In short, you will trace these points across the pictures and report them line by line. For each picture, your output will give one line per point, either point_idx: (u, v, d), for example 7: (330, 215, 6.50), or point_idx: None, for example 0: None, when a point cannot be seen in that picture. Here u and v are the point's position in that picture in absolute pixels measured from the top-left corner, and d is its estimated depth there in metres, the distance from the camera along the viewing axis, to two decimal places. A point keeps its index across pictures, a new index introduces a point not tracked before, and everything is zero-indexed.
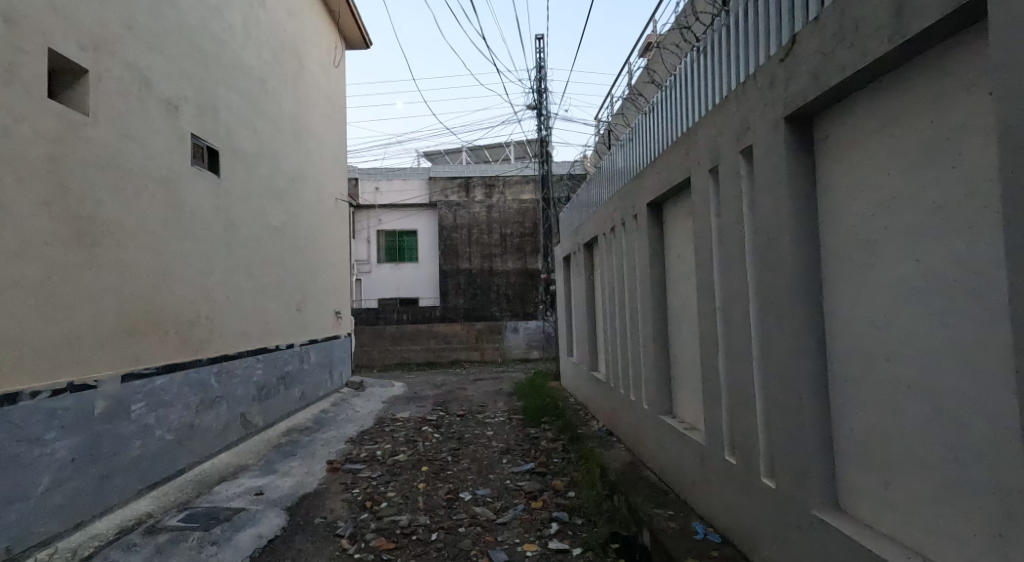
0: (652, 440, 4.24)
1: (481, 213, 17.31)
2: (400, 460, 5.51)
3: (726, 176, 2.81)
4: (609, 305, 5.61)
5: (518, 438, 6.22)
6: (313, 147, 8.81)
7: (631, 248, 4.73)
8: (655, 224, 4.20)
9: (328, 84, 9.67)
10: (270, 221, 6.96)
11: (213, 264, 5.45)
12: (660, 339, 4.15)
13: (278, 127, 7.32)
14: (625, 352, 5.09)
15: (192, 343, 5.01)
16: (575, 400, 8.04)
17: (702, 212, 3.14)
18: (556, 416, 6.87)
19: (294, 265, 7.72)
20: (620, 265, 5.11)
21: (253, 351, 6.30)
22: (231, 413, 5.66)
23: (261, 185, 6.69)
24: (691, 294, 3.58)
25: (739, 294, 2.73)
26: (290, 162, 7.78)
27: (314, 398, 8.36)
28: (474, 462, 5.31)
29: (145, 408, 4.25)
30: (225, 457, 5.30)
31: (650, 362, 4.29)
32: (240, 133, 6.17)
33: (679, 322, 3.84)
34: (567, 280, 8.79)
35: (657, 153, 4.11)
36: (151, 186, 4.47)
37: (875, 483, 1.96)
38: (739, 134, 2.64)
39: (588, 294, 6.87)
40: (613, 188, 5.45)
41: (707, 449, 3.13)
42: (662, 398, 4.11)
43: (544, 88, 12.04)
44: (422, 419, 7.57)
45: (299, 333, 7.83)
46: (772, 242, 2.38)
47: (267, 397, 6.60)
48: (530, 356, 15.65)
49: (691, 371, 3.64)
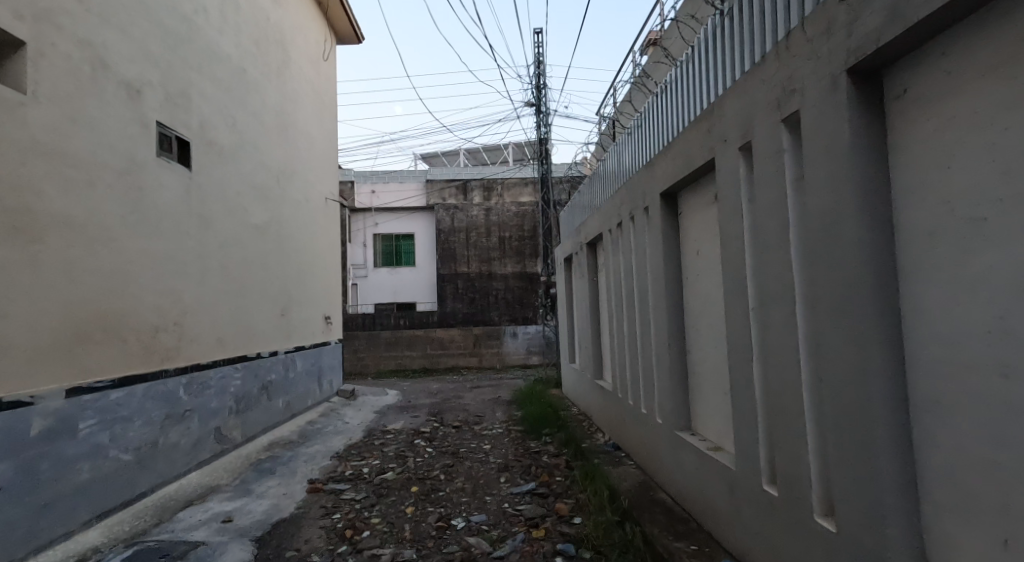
0: (668, 460, 3.77)
1: (479, 216, 16.86)
2: (388, 479, 5.03)
3: (762, 153, 2.35)
4: (616, 309, 5.15)
5: (517, 452, 5.75)
6: (300, 143, 8.36)
7: (641, 245, 4.27)
8: (670, 217, 3.74)
9: (317, 78, 9.21)
10: (251, 220, 6.50)
11: (183, 265, 4.99)
12: (675, 346, 3.69)
13: (259, 119, 6.85)
14: (634, 361, 4.63)
15: (157, 352, 4.55)
16: (577, 409, 7.57)
17: (731, 197, 2.68)
18: (559, 428, 6.40)
19: (278, 268, 7.26)
20: (628, 265, 4.65)
21: (230, 360, 5.83)
22: (204, 428, 5.19)
23: (240, 181, 6.23)
24: (715, 295, 3.12)
25: (781, 294, 2.27)
26: (275, 158, 7.32)
27: (301, 408, 7.89)
28: (469, 482, 4.84)
29: (96, 425, 3.80)
30: (194, 477, 4.84)
31: (664, 372, 3.83)
32: (216, 125, 5.71)
33: (700, 328, 3.38)
34: (569, 284, 8.33)
35: (671, 137, 3.65)
36: (107, 177, 4.02)
37: (981, 537, 1.51)
38: (780, 99, 2.19)
39: (593, 297, 6.41)
40: (620, 181, 4.98)
41: (739, 476, 2.67)
42: (679, 413, 3.65)
43: (543, 84, 11.59)
44: (415, 431, 7.10)
45: (283, 340, 7.36)
46: (829, 227, 1.92)
47: (246, 408, 6.13)
48: (530, 363, 15.16)
49: (716, 385, 3.17)
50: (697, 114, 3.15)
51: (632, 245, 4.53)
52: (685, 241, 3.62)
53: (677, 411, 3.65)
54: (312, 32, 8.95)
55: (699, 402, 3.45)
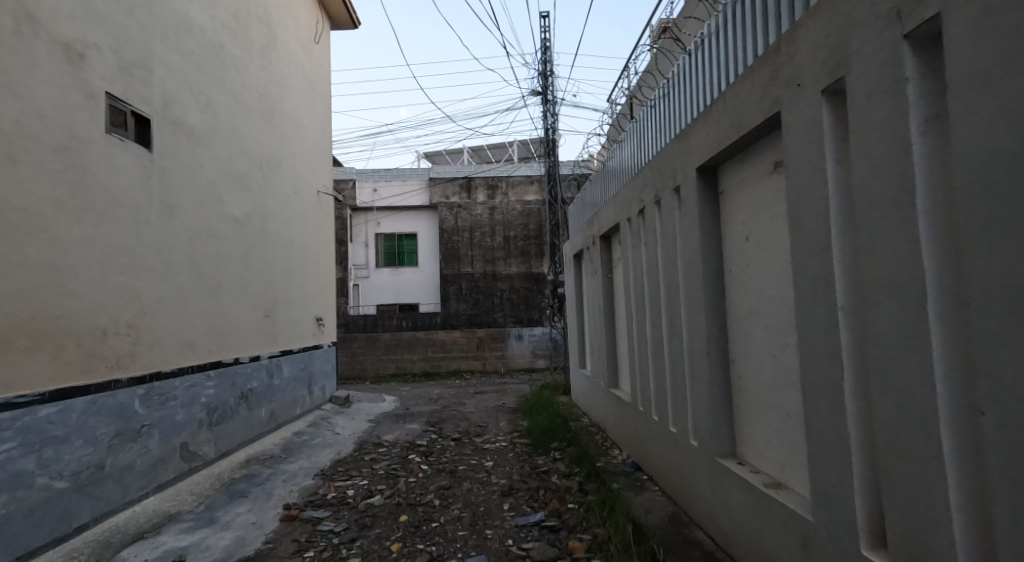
0: (707, 493, 3.11)
1: (483, 213, 16.21)
2: (374, 506, 4.38)
3: (865, 90, 1.70)
4: (636, 308, 4.49)
5: (522, 471, 5.09)
6: (288, 130, 7.74)
7: (669, 233, 3.60)
8: (709, 197, 3.09)
9: (308, 64, 8.61)
10: (229, 211, 5.87)
11: (142, 260, 4.37)
12: (716, 354, 3.03)
13: (240, 101, 6.22)
14: (659, 369, 3.98)
15: (105, 359, 3.92)
16: (588, 420, 6.92)
17: (808, 158, 2.02)
18: (568, 442, 5.75)
19: (261, 264, 6.63)
20: (652, 259, 3.99)
21: (201, 366, 5.21)
22: (166, 445, 4.55)
23: (215, 167, 5.60)
24: (777, 290, 2.46)
25: (895, 287, 1.61)
26: (258, 145, 6.70)
27: (287, 418, 7.26)
28: (467, 510, 4.19)
29: (19, 449, 3.18)
30: (152, 503, 4.21)
31: (701, 385, 3.18)
32: (186, 104, 5.09)
33: (752, 333, 2.73)
34: (579, 284, 7.67)
35: (709, 99, 3.00)
36: (36, 153, 3.40)
37: None
38: (901, 6, 1.54)
39: (606, 298, 5.75)
40: (641, 162, 4.32)
41: (818, 530, 2.02)
42: (722, 436, 2.99)
43: (549, 71, 10.94)
44: (410, 444, 6.46)
45: (266, 344, 6.74)
46: (1015, 178, 1.25)
47: (220, 420, 5.50)
48: (535, 367, 14.51)
49: (775, 405, 2.51)
50: (751, 61, 2.49)
51: (658, 234, 3.88)
52: (729, 226, 2.96)
53: (719, 433, 2.99)
54: (302, 12, 8.34)
55: (750, 424, 2.79)
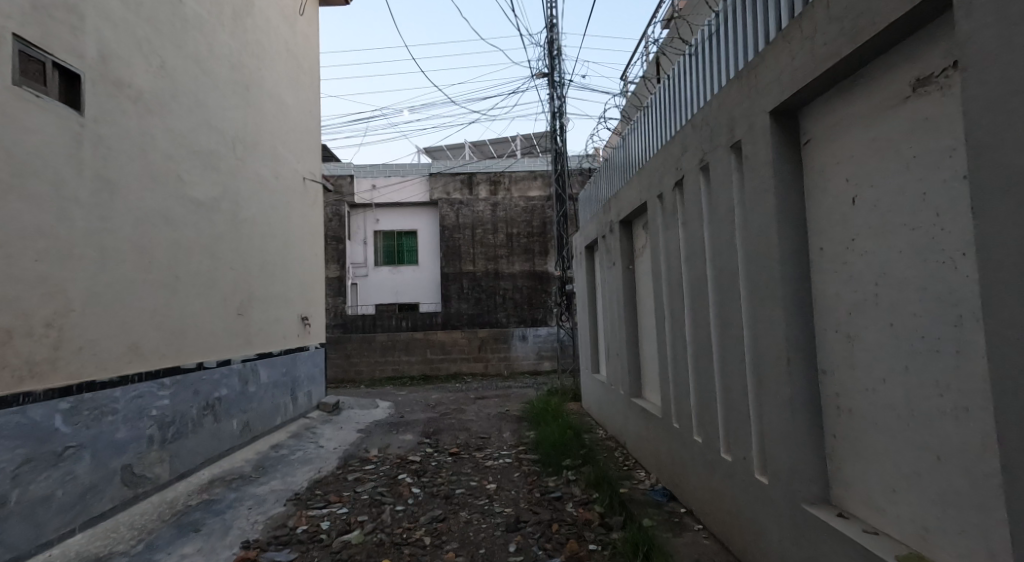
0: (783, 549, 2.32)
1: (484, 210, 15.41)
2: (351, 546, 3.58)
3: None
4: (671, 301, 3.70)
5: (530, 499, 4.29)
6: (268, 107, 6.95)
7: (722, 207, 2.80)
8: (788, 151, 2.29)
9: (292, 38, 7.81)
10: (192, 194, 5.10)
11: (68, 245, 3.61)
12: (798, 360, 2.23)
13: (206, 67, 5.43)
14: (704, 379, 3.18)
15: (8, 366, 3.17)
16: (603, 432, 6.12)
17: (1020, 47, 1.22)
18: (584, 462, 4.95)
19: (232, 257, 5.84)
20: (696, 242, 3.18)
21: (153, 374, 4.43)
22: (101, 469, 3.79)
23: (174, 141, 4.83)
24: (918, 271, 1.67)
25: None
26: (231, 121, 5.92)
27: (265, 429, 6.48)
28: (464, 553, 3.39)
29: None
30: (77, 542, 3.45)
31: (771, 402, 2.38)
32: (133, 64, 4.32)
33: (863, 335, 1.93)
34: (593, 278, 6.84)
35: (788, 17, 2.21)
36: None
37: None
38: None
39: (627, 294, 4.94)
40: (679, 124, 3.50)
41: None
42: (809, 473, 2.18)
43: (557, 50, 10.14)
44: (401, 459, 5.66)
45: (239, 346, 5.96)
46: None
47: (178, 436, 4.73)
48: (541, 369, 13.72)
49: (913, 439, 1.71)
50: None
51: (705, 209, 3.07)
52: (819, 187, 2.16)
53: (804, 469, 2.19)
54: None
55: (856, 461, 1.99)
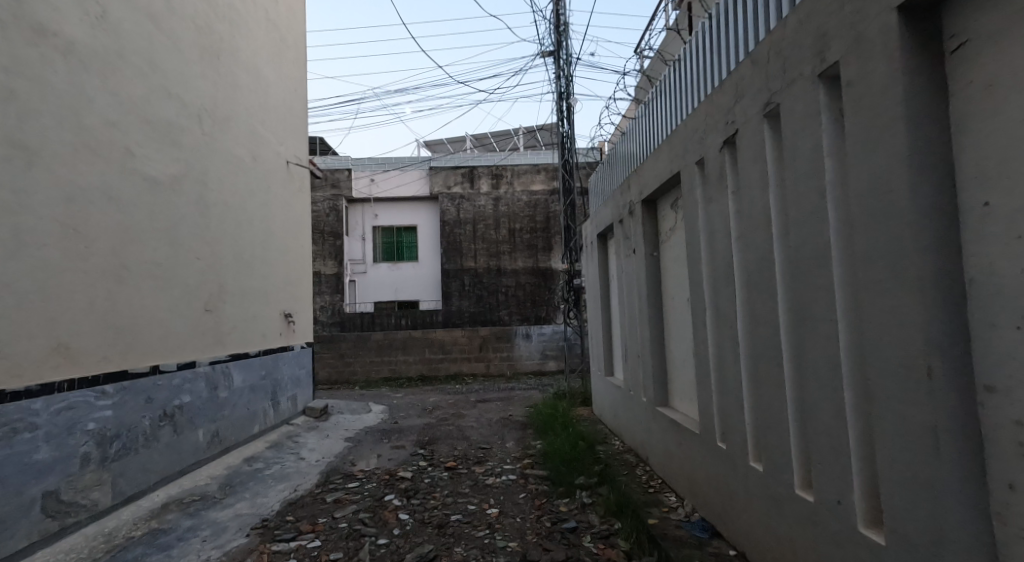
0: None
1: (486, 205, 14.69)
2: None
3: None
4: (715, 290, 2.97)
5: (539, 530, 3.56)
6: (244, 79, 6.22)
7: (803, 162, 2.08)
8: (925, 65, 1.56)
9: (272, 7, 7.10)
10: (145, 169, 4.38)
11: None
12: (947, 370, 1.50)
13: (163, 25, 4.71)
14: (767, 392, 2.46)
15: None
16: (621, 444, 5.40)
17: None
18: (601, 482, 4.22)
19: (198, 245, 5.12)
20: (757, 212, 2.45)
21: (89, 382, 3.71)
22: (10, 499, 3.08)
23: (120, 107, 4.11)
24: None
25: None
26: (197, 91, 5.21)
27: (239, 440, 5.77)
28: None
29: None
30: None
31: (894, 429, 1.65)
32: (63, 9, 3.62)
33: None
34: (606, 270, 6.12)
35: None
36: None
37: None
38: None
39: (651, 285, 4.21)
40: (727, 69, 2.78)
41: None
42: (965, 540, 1.45)
43: (563, 29, 9.41)
44: (390, 476, 4.94)
45: (207, 346, 5.25)
46: None
47: (124, 452, 4.01)
48: (546, 370, 12.99)
49: None
50: None
51: (774, 169, 2.35)
52: (986, 109, 1.42)
53: (956, 531, 1.47)
54: None
55: None
